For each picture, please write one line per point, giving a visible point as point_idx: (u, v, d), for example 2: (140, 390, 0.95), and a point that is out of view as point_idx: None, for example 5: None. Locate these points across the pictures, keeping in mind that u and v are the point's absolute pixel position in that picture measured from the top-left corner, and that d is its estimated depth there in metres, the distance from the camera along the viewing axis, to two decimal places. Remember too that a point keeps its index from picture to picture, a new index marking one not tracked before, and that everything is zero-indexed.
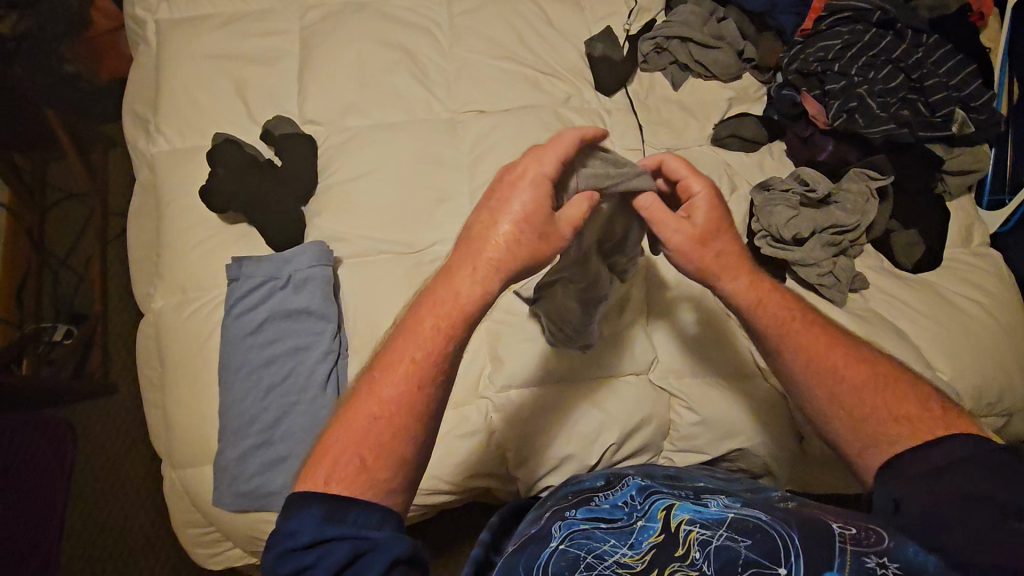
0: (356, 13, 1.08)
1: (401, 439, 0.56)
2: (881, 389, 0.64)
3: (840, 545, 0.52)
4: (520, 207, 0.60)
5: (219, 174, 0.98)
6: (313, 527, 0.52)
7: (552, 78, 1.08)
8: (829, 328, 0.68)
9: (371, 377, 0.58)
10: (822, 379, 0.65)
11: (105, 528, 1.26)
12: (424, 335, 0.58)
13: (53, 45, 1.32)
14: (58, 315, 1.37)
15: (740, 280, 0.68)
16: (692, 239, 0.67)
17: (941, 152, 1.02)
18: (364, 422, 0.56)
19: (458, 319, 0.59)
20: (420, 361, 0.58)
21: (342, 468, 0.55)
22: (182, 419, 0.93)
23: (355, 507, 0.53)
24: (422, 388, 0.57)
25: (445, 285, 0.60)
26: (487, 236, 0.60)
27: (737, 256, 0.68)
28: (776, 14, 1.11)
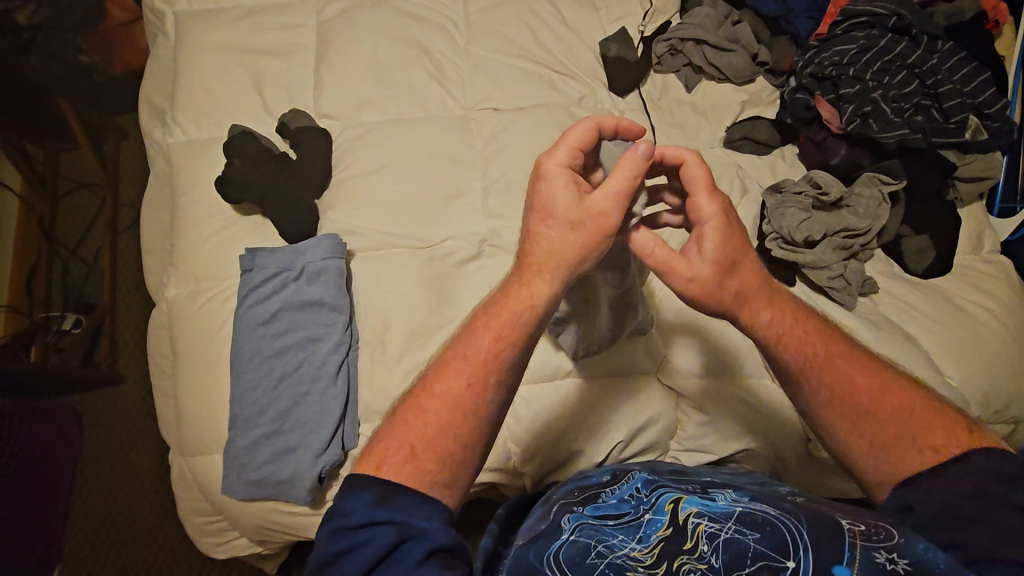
0: (372, 9, 1.09)
1: (449, 434, 0.58)
2: (906, 422, 0.62)
3: (849, 540, 0.53)
4: (551, 208, 0.60)
5: (235, 165, 0.99)
6: (363, 509, 0.54)
7: (566, 77, 1.09)
8: (857, 359, 0.66)
9: (429, 373, 0.61)
10: (843, 414, 0.63)
11: (110, 516, 1.27)
12: (483, 334, 0.60)
13: (69, 36, 1.35)
14: (68, 304, 1.37)
15: (765, 316, 0.64)
16: (710, 280, 0.62)
17: (953, 159, 1.02)
18: (418, 414, 0.58)
19: (516, 320, 0.60)
20: (472, 360, 0.59)
21: (392, 459, 0.57)
22: (193, 409, 0.94)
23: (404, 494, 0.55)
24: (473, 387, 0.59)
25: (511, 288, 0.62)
26: (538, 240, 0.61)
27: (757, 293, 0.64)
28: (792, 18, 1.13)
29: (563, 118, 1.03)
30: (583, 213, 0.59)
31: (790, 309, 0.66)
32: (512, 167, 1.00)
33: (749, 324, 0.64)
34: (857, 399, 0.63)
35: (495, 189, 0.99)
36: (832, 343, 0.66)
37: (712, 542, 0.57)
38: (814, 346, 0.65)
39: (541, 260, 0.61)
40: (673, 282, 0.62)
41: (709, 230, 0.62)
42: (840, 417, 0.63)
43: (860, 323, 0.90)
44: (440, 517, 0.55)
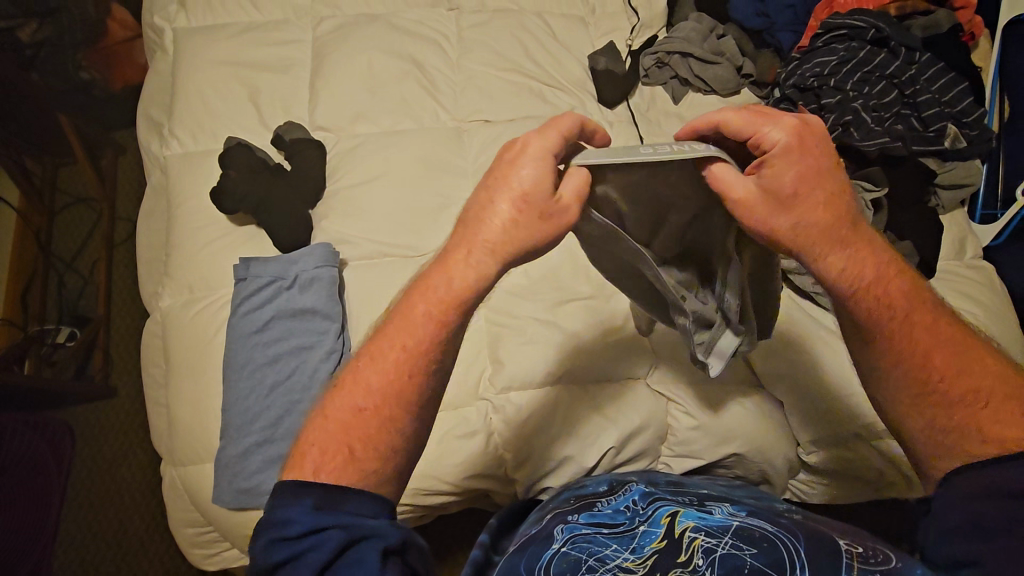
0: (367, 25, 1.12)
1: (387, 426, 0.56)
2: (976, 406, 0.58)
3: (846, 562, 0.53)
4: (519, 184, 0.58)
5: (231, 176, 1.00)
6: (306, 517, 0.51)
7: (556, 90, 1.11)
8: (938, 323, 0.62)
9: (357, 364, 0.58)
10: (908, 382, 0.61)
11: (101, 532, 1.26)
12: (412, 321, 0.58)
13: (70, 52, 1.33)
14: (62, 317, 1.38)
15: (834, 258, 0.61)
16: (769, 204, 0.60)
17: (934, 166, 1.04)
18: (353, 412, 0.56)
19: (455, 304, 0.58)
20: (411, 348, 0.57)
21: (327, 463, 0.54)
22: (185, 419, 0.94)
23: (350, 496, 0.53)
24: (411, 377, 0.57)
25: (438, 266, 0.59)
26: (490, 220, 0.58)
27: (827, 221, 0.60)
28: (775, 32, 1.18)
29: None
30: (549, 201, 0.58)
31: (872, 258, 0.62)
32: None
33: (820, 265, 0.62)
34: (926, 370, 0.60)
35: None
36: (916, 300, 0.62)
37: (708, 557, 0.56)
38: (896, 299, 0.62)
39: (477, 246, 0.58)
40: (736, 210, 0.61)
41: (772, 159, 0.59)
42: (900, 385, 0.62)
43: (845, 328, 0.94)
44: (386, 512, 0.54)
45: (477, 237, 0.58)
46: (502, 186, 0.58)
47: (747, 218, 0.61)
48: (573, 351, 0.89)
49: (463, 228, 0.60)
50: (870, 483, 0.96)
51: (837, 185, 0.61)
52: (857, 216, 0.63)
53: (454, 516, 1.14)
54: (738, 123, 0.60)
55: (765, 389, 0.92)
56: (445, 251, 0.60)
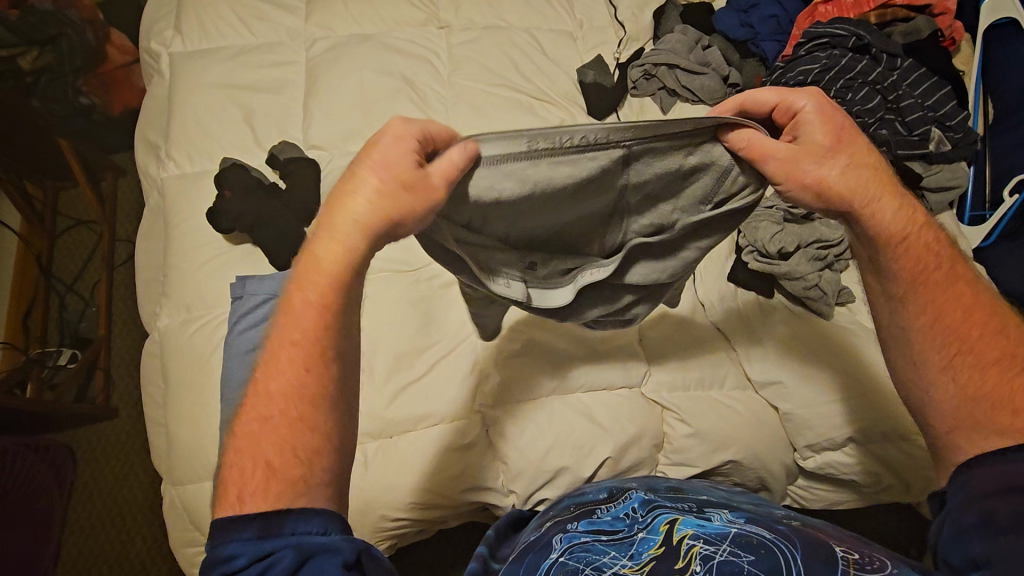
0: (359, 44, 1.13)
1: (301, 432, 0.55)
2: (1014, 372, 0.57)
3: (842, 568, 0.52)
4: (381, 158, 0.56)
5: (227, 195, 1.02)
6: (249, 546, 0.51)
7: (545, 103, 1.13)
8: (978, 290, 0.61)
9: (258, 378, 0.57)
10: (942, 340, 0.59)
11: (103, 554, 1.25)
12: (303, 306, 0.57)
13: (69, 77, 1.36)
14: (64, 339, 1.39)
15: (879, 212, 0.60)
16: (807, 160, 0.59)
17: (920, 170, 1.05)
18: (265, 419, 0.55)
19: (330, 287, 0.57)
20: (300, 342, 0.56)
21: (251, 481, 0.54)
22: (184, 437, 0.94)
23: (289, 515, 0.52)
24: (309, 368, 0.56)
25: (313, 251, 0.58)
26: (358, 196, 0.56)
27: (868, 177, 0.60)
28: (759, 42, 1.20)
29: None
30: (415, 176, 0.55)
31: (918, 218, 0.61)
32: None
33: (869, 220, 0.60)
34: (957, 332, 0.59)
35: None
36: (953, 266, 0.61)
37: (705, 563, 0.54)
38: (932, 259, 0.61)
39: (347, 227, 0.56)
40: (771, 167, 0.59)
41: (806, 122, 0.59)
42: (933, 347, 0.60)
43: (836, 335, 0.93)
44: (337, 527, 0.54)
45: (353, 216, 0.56)
46: (365, 164, 0.56)
47: (787, 171, 0.59)
48: (566, 361, 0.90)
49: (339, 202, 0.57)
50: (871, 488, 0.95)
51: (868, 146, 0.61)
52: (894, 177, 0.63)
53: (455, 533, 1.14)
54: (770, 89, 0.59)
55: (757, 393, 0.93)
56: (318, 233, 0.58)
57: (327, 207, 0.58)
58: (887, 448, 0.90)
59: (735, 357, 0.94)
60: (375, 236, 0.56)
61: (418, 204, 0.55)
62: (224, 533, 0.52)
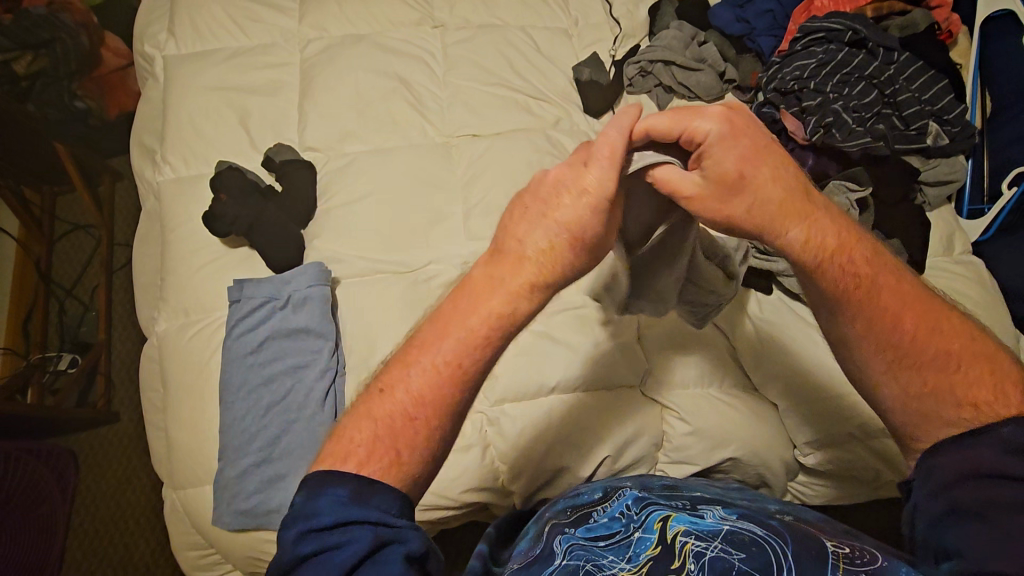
0: (353, 45, 1.13)
1: (431, 431, 0.52)
2: (952, 368, 0.55)
3: (833, 563, 0.52)
4: (563, 217, 0.55)
5: (223, 199, 1.02)
6: (337, 507, 0.48)
7: (541, 102, 1.12)
8: (910, 290, 0.58)
9: (389, 374, 0.54)
10: (886, 345, 0.56)
11: (107, 558, 1.26)
12: (464, 329, 0.54)
13: (65, 82, 1.36)
14: (63, 344, 1.39)
15: (795, 232, 0.56)
16: (714, 195, 0.56)
17: (916, 163, 1.06)
18: (405, 420, 0.52)
19: (500, 327, 0.54)
20: (463, 367, 0.53)
21: (370, 462, 0.50)
22: (183, 442, 0.94)
23: (380, 487, 0.49)
24: (456, 391, 0.53)
25: (487, 289, 0.55)
26: (531, 249, 0.55)
27: (783, 205, 0.56)
28: (754, 37, 1.20)
29: (540, 141, 1.07)
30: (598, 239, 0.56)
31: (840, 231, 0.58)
32: (490, 192, 1.02)
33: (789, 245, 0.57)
34: (898, 335, 0.56)
35: (475, 212, 1.02)
36: (883, 270, 0.58)
37: (699, 561, 0.54)
38: (863, 268, 0.57)
39: (524, 274, 0.54)
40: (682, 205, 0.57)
41: (710, 154, 0.55)
42: (873, 354, 0.57)
43: None
44: (409, 517, 0.50)
45: (523, 266, 0.55)
46: (551, 218, 0.55)
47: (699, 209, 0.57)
48: (566, 362, 0.89)
49: (509, 240, 0.56)
50: (869, 482, 0.96)
51: (776, 168, 0.56)
52: (810, 190, 0.59)
53: (457, 531, 1.14)
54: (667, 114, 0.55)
55: (756, 390, 0.94)
56: (489, 266, 0.56)
57: (498, 246, 0.57)
58: (885, 443, 0.89)
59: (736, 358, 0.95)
60: (543, 293, 0.55)
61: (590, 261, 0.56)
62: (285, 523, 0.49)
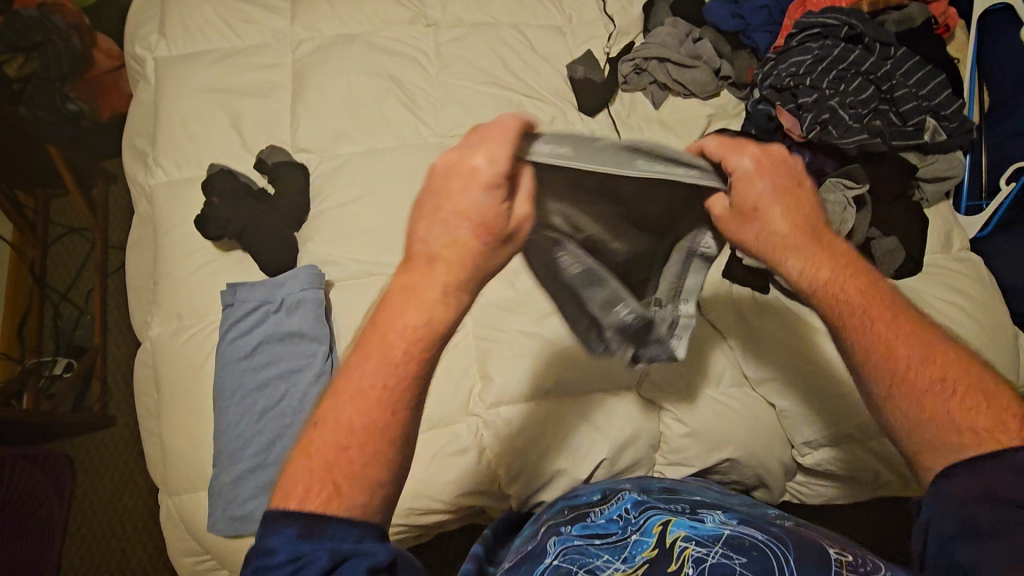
0: (345, 45, 1.12)
1: (372, 464, 0.50)
2: (951, 395, 0.55)
3: (835, 569, 0.51)
4: (460, 212, 0.54)
5: (215, 202, 1.01)
6: (287, 545, 0.46)
7: (535, 100, 1.11)
8: (905, 320, 0.60)
9: (328, 403, 0.52)
10: (880, 366, 0.58)
11: (104, 564, 1.25)
12: (385, 349, 0.53)
13: (57, 85, 1.35)
14: (59, 348, 1.39)
15: (792, 262, 0.65)
16: (733, 218, 0.67)
17: (914, 160, 1.05)
18: (336, 451, 0.50)
19: (425, 337, 0.53)
20: (392, 387, 0.52)
21: (312, 496, 0.48)
22: (178, 448, 0.94)
23: (330, 522, 0.47)
24: (393, 413, 0.52)
25: (404, 301, 0.54)
26: (438, 252, 0.55)
27: (788, 237, 0.65)
28: (750, 33, 1.18)
29: None
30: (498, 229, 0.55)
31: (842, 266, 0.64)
32: None
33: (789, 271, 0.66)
34: (892, 358, 0.58)
35: None
36: (880, 300, 0.61)
37: (698, 566, 0.53)
38: (856, 296, 0.61)
39: (438, 277, 0.54)
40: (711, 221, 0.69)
41: (732, 185, 0.66)
42: (873, 378, 0.59)
43: None
44: (373, 535, 0.49)
45: (437, 271, 0.55)
46: (448, 217, 0.54)
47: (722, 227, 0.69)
48: (563, 363, 0.88)
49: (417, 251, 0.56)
50: (868, 483, 0.95)
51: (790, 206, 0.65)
52: (825, 232, 0.67)
53: (454, 533, 1.14)
54: (714, 146, 0.66)
55: (754, 389, 0.93)
56: (401, 275, 0.56)
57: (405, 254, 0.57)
58: (884, 445, 0.90)
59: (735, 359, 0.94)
60: (460, 297, 0.55)
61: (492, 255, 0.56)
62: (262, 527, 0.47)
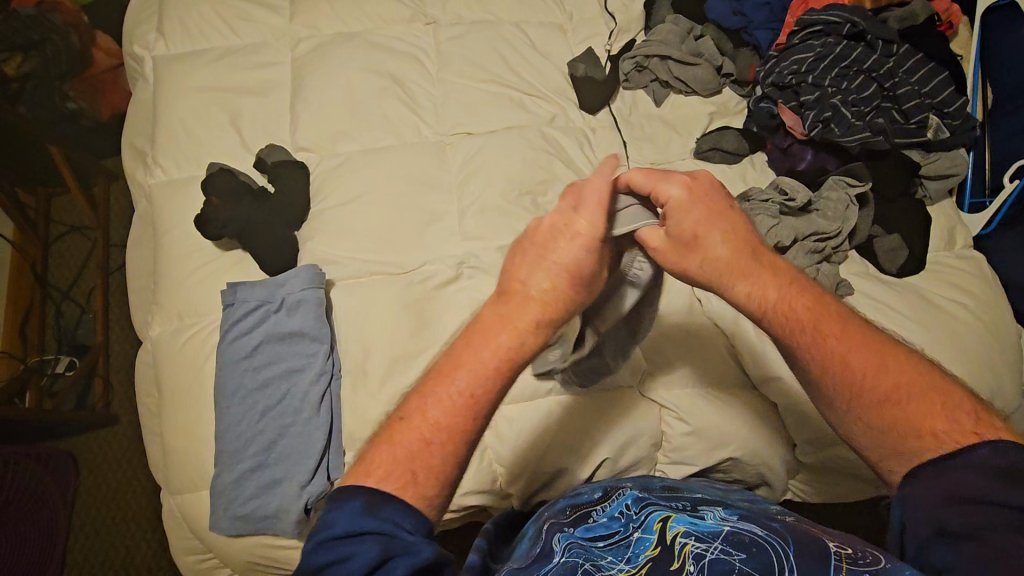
0: (345, 43, 1.11)
1: (446, 459, 0.53)
2: (906, 401, 0.57)
3: (835, 563, 0.51)
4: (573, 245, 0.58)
5: (214, 201, 1.00)
6: (351, 518, 0.49)
7: (536, 98, 1.11)
8: (854, 326, 0.61)
9: (416, 400, 0.55)
10: (843, 379, 0.59)
11: (107, 561, 1.25)
12: (477, 363, 0.56)
13: (57, 84, 1.35)
14: (61, 347, 1.39)
15: (742, 286, 0.62)
16: (673, 249, 0.63)
17: (917, 158, 1.04)
18: (422, 445, 0.53)
19: (515, 356, 0.57)
20: (479, 398, 0.55)
21: (393, 478, 0.52)
22: (179, 446, 0.94)
23: (392, 502, 0.50)
24: (473, 421, 0.55)
25: (499, 324, 0.57)
26: (551, 277, 0.58)
27: (732, 261, 0.62)
28: (752, 30, 1.18)
29: (534, 138, 1.06)
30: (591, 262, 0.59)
31: (786, 282, 0.62)
32: (485, 191, 1.01)
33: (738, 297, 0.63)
34: (850, 372, 0.59)
35: (469, 212, 1.00)
36: (825, 311, 0.62)
37: (699, 563, 0.53)
38: (805, 309, 0.61)
39: (539, 307, 0.58)
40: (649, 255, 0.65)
41: (668, 215, 0.63)
42: (834, 389, 0.59)
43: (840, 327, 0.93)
44: (423, 530, 0.51)
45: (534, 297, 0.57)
46: (565, 250, 0.58)
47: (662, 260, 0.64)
48: None
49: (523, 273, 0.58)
50: (869, 480, 0.96)
51: (728, 228, 0.63)
52: (763, 251, 0.65)
53: (456, 531, 1.14)
54: (641, 175, 0.63)
55: (755, 389, 0.93)
56: (496, 303, 0.58)
57: (507, 279, 0.59)
58: None
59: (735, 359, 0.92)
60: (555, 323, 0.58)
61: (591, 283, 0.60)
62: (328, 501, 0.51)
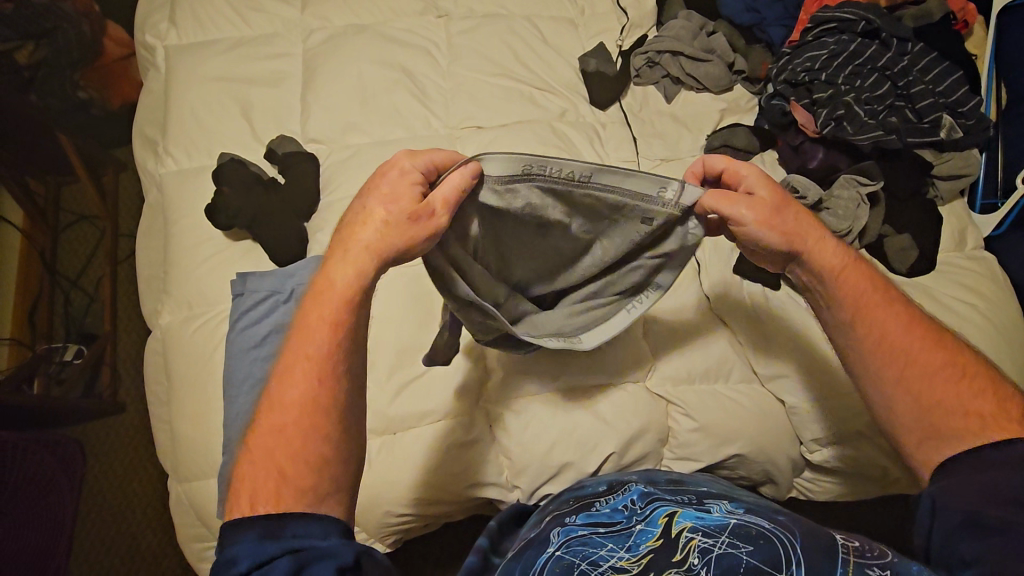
0: (357, 35, 1.12)
1: (311, 438, 0.58)
2: (955, 378, 0.63)
3: (842, 557, 0.51)
4: (387, 190, 0.63)
5: (226, 192, 1.01)
6: (250, 550, 0.52)
7: (547, 93, 1.11)
8: (909, 309, 0.67)
9: (273, 389, 0.60)
10: (888, 361, 0.64)
11: (113, 547, 1.27)
12: (309, 334, 0.60)
13: (66, 72, 1.35)
14: (69, 334, 1.40)
15: (820, 256, 0.67)
16: (768, 207, 0.66)
17: (929, 157, 1.04)
18: (277, 433, 0.58)
19: (346, 306, 0.61)
20: (316, 357, 0.59)
21: (263, 488, 0.56)
22: (187, 433, 0.94)
23: (288, 521, 0.54)
24: (325, 383, 0.59)
25: (331, 279, 0.62)
26: (366, 224, 0.62)
27: (810, 224, 0.68)
28: (765, 27, 1.18)
29: (545, 132, 1.05)
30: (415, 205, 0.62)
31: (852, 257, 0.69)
32: None
33: (815, 259, 0.67)
34: (899, 348, 0.64)
35: None
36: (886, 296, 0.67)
37: (704, 557, 0.53)
38: (866, 290, 0.67)
39: (356, 259, 0.61)
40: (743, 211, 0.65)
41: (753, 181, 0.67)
42: (885, 365, 0.64)
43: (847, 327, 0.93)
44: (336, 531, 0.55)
45: (349, 243, 0.62)
46: (378, 198, 0.63)
47: (758, 217, 0.65)
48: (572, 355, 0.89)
49: (346, 233, 0.63)
50: (877, 479, 0.95)
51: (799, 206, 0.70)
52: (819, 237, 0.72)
53: (460, 524, 1.14)
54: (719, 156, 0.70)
55: (763, 385, 0.93)
56: (326, 260, 0.64)
57: (333, 238, 0.65)
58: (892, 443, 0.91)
59: (747, 357, 0.93)
60: (373, 268, 0.62)
61: (411, 224, 0.61)
62: (231, 537, 0.54)
